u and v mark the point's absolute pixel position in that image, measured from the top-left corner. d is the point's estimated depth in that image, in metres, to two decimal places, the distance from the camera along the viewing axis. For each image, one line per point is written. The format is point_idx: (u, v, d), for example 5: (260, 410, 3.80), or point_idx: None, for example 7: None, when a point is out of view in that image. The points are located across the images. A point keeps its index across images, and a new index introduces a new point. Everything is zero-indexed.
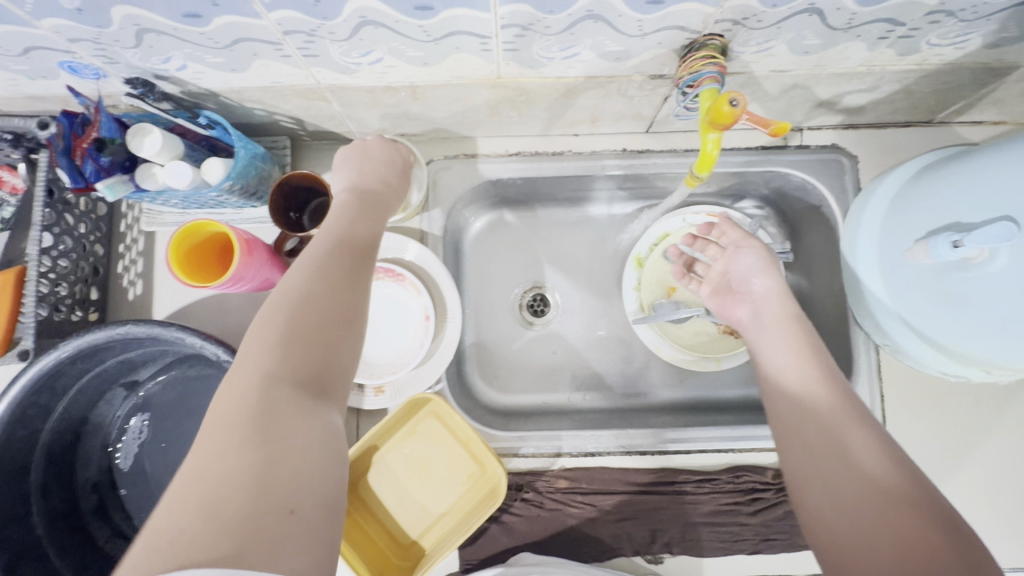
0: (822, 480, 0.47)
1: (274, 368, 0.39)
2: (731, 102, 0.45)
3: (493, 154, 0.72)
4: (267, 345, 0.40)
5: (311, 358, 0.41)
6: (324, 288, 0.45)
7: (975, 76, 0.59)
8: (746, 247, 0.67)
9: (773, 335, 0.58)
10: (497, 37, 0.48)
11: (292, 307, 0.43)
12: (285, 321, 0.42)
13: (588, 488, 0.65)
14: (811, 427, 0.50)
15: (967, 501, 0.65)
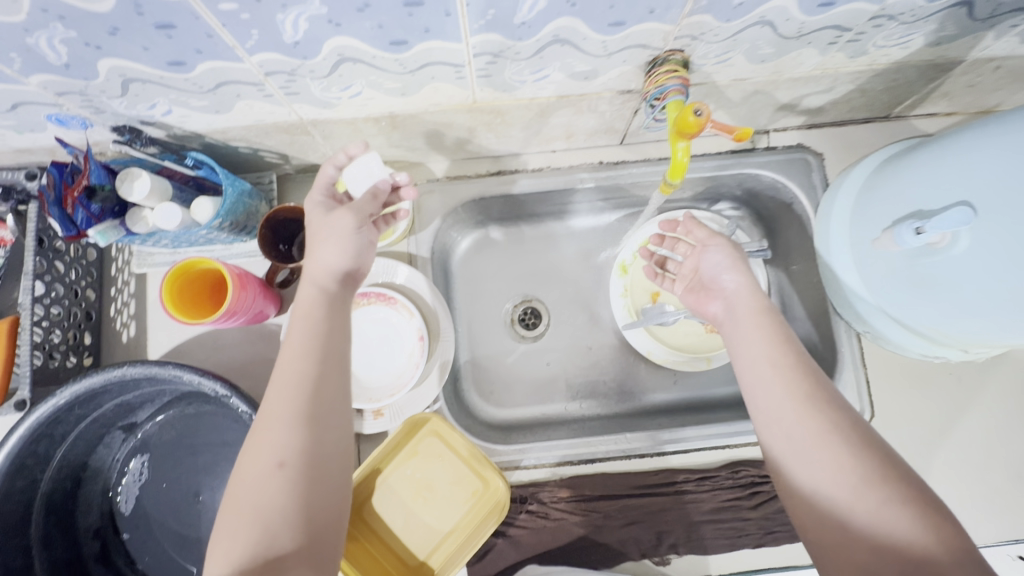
0: (812, 501, 0.47)
1: (228, 566, 0.42)
2: (697, 112, 0.48)
3: (474, 174, 0.74)
4: (223, 540, 0.43)
5: (257, 537, 0.43)
6: (255, 451, 0.46)
7: (922, 73, 0.62)
8: (714, 244, 0.63)
9: (748, 336, 0.56)
10: (470, 65, 0.50)
11: (234, 493, 0.45)
12: (232, 506, 0.44)
13: (591, 495, 0.66)
14: (799, 438, 0.48)
15: (958, 478, 0.67)
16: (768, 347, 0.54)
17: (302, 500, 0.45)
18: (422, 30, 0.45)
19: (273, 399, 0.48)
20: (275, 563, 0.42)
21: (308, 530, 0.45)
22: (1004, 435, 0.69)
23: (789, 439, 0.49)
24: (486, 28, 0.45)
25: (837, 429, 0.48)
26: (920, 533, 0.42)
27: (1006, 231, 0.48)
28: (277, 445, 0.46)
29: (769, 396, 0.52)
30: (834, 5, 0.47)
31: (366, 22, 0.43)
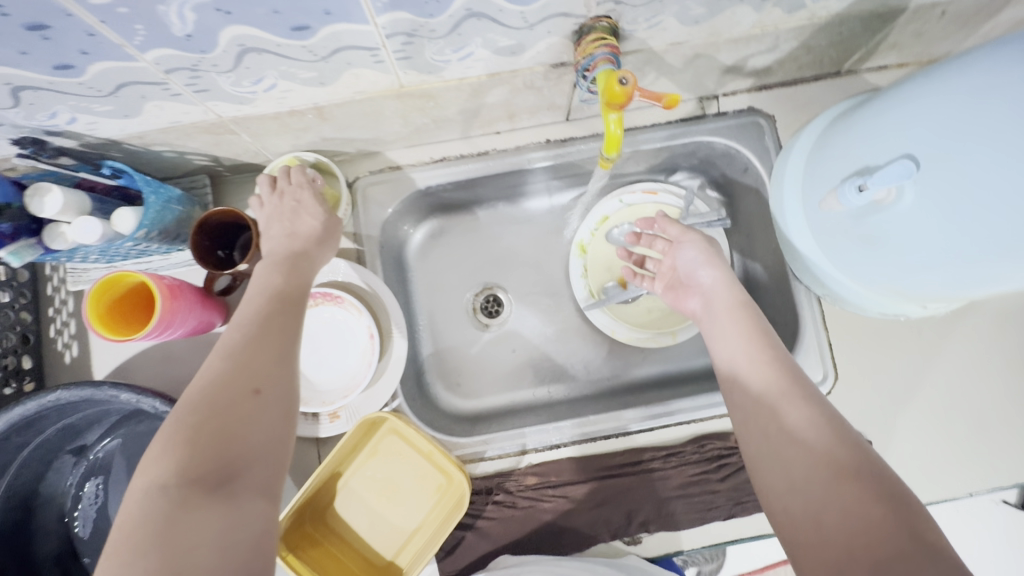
0: (787, 494, 0.44)
1: (174, 471, 0.37)
2: (623, 80, 0.46)
3: (418, 163, 0.71)
4: (170, 440, 0.39)
5: (214, 451, 0.39)
6: (224, 366, 0.42)
7: (866, 23, 0.60)
8: (688, 241, 0.63)
9: (726, 330, 0.56)
10: (385, 47, 0.48)
11: (190, 399, 0.41)
12: (187, 410, 0.40)
13: (558, 480, 0.65)
14: (775, 433, 0.47)
15: (924, 434, 0.67)
16: (744, 342, 0.54)
17: (268, 431, 0.42)
18: (322, 13, 0.42)
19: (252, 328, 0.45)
20: (230, 483, 0.39)
21: (266, 456, 0.41)
22: (968, 387, 0.68)
23: (769, 433, 0.48)
24: (391, 6, 0.42)
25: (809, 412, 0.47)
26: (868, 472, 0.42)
27: (949, 182, 0.46)
28: (257, 369, 0.43)
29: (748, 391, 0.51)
30: None
31: (258, 7, 0.40)
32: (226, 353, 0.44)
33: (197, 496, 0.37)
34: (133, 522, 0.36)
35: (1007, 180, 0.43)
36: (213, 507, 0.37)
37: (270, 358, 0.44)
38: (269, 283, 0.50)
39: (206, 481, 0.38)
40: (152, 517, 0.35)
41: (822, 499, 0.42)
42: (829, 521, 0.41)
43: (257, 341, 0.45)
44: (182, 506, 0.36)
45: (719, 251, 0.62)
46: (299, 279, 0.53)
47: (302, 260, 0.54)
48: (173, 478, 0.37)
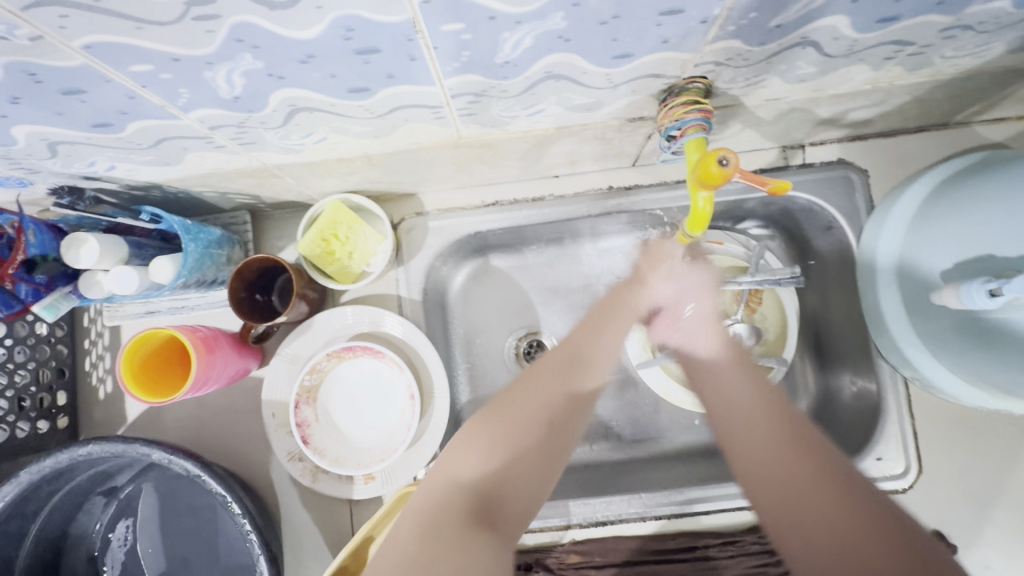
0: (761, 481, 0.42)
1: (481, 473, 0.43)
2: (722, 160, 0.39)
3: (468, 206, 0.67)
4: (476, 444, 0.45)
5: (515, 469, 0.44)
6: (557, 384, 0.48)
7: (996, 80, 0.52)
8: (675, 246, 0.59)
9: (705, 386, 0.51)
10: (449, 105, 0.43)
11: (512, 404, 0.47)
12: (516, 413, 0.46)
13: (602, 561, 0.61)
14: (746, 419, 0.46)
15: (1016, 541, 0.60)
16: (710, 339, 0.54)
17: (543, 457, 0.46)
18: (384, 76, 0.37)
19: (576, 361, 0.50)
20: (503, 514, 0.43)
21: (519, 499, 0.44)
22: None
23: (738, 415, 0.46)
24: (462, 70, 0.37)
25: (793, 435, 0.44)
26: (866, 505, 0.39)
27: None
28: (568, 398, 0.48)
29: (721, 380, 0.50)
30: (896, 19, 0.38)
31: (314, 72, 0.35)
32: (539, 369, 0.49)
33: (446, 517, 0.41)
34: (429, 511, 0.41)
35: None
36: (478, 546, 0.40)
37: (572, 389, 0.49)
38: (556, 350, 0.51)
39: (484, 503, 0.42)
40: (450, 509, 0.41)
41: (790, 479, 0.41)
42: (812, 511, 0.39)
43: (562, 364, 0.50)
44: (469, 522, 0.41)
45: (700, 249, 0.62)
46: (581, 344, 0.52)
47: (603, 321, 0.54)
48: (484, 479, 0.43)
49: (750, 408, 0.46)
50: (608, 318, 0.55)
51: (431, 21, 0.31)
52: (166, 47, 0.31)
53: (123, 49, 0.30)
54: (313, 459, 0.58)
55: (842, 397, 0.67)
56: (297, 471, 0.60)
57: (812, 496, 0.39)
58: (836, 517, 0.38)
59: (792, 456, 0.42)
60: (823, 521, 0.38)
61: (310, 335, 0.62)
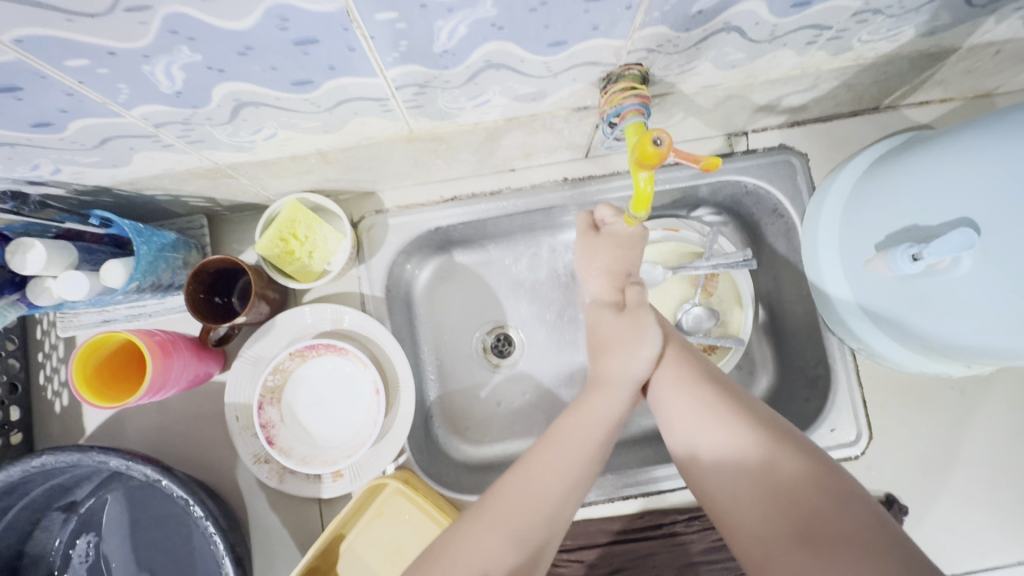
0: (748, 531, 0.42)
1: (470, 564, 0.41)
2: (657, 140, 0.41)
3: (427, 202, 0.67)
4: (469, 533, 0.43)
5: (540, 536, 0.43)
6: (539, 468, 0.46)
7: (914, 62, 0.56)
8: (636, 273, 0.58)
9: (678, 408, 0.50)
10: (395, 98, 0.44)
11: (494, 502, 0.45)
12: (518, 498, 0.45)
13: (572, 545, 0.62)
14: (742, 498, 0.44)
15: (962, 497, 0.63)
16: (703, 420, 0.48)
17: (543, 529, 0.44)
18: (326, 68, 0.38)
19: (552, 451, 0.47)
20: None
21: None
22: (1008, 444, 0.65)
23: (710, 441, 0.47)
24: (402, 60, 0.38)
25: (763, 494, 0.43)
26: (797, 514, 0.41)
27: (1013, 261, 0.42)
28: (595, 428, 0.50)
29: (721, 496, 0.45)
30: (810, 4, 0.40)
31: (255, 64, 0.36)
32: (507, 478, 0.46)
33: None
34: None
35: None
36: None
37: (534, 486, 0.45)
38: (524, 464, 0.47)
39: None
40: None
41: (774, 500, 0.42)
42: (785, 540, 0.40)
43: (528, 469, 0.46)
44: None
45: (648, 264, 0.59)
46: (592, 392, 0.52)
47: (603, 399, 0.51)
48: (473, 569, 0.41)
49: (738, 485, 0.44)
50: (571, 415, 0.51)
51: (365, 10, 0.32)
52: (100, 40, 0.31)
53: (57, 43, 0.31)
54: (279, 460, 0.58)
55: (796, 371, 0.70)
56: (264, 473, 0.60)
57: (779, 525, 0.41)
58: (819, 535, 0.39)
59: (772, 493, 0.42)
60: (791, 537, 0.40)
61: (272, 336, 0.62)
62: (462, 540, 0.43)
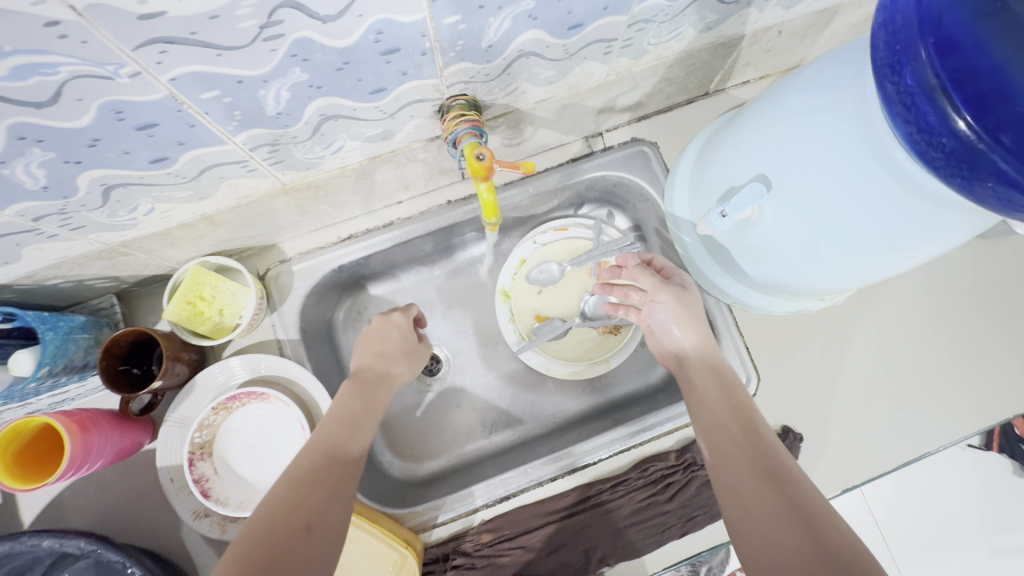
0: (741, 508, 0.45)
1: (287, 514, 0.43)
2: (480, 156, 0.50)
3: (326, 244, 0.72)
4: (291, 490, 0.45)
5: (338, 493, 0.47)
6: (329, 433, 0.51)
7: (713, 52, 0.65)
8: (683, 322, 0.60)
9: (704, 395, 0.55)
10: (254, 158, 0.49)
11: (298, 467, 0.48)
12: (311, 460, 0.48)
13: (512, 533, 0.65)
14: (743, 476, 0.47)
15: (850, 415, 0.71)
16: (730, 411, 0.52)
17: (341, 468, 0.48)
18: (176, 144, 0.43)
19: (336, 417, 0.53)
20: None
21: (325, 554, 0.43)
22: (879, 361, 0.73)
23: (713, 430, 0.52)
24: (243, 126, 0.44)
25: (766, 487, 0.45)
26: (788, 522, 0.42)
27: (810, 204, 0.49)
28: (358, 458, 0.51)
29: (730, 464, 0.48)
30: (583, 26, 0.48)
31: (108, 152, 0.41)
32: (315, 447, 0.50)
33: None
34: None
35: (868, 187, 0.45)
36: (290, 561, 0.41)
37: (331, 446, 0.50)
38: (319, 437, 0.51)
39: (296, 540, 0.42)
40: (263, 547, 0.41)
41: (758, 497, 0.45)
42: (776, 529, 0.42)
43: (325, 439, 0.51)
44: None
45: (699, 316, 0.61)
46: (348, 415, 0.54)
47: (355, 410, 0.55)
48: (278, 526, 0.42)
49: (748, 468, 0.47)
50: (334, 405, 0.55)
51: (189, 92, 0.38)
52: None
53: None
54: (217, 511, 0.60)
55: None
56: (206, 527, 0.62)
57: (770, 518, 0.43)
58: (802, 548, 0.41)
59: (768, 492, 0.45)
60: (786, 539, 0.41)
61: (195, 396, 0.65)
62: (275, 501, 0.44)
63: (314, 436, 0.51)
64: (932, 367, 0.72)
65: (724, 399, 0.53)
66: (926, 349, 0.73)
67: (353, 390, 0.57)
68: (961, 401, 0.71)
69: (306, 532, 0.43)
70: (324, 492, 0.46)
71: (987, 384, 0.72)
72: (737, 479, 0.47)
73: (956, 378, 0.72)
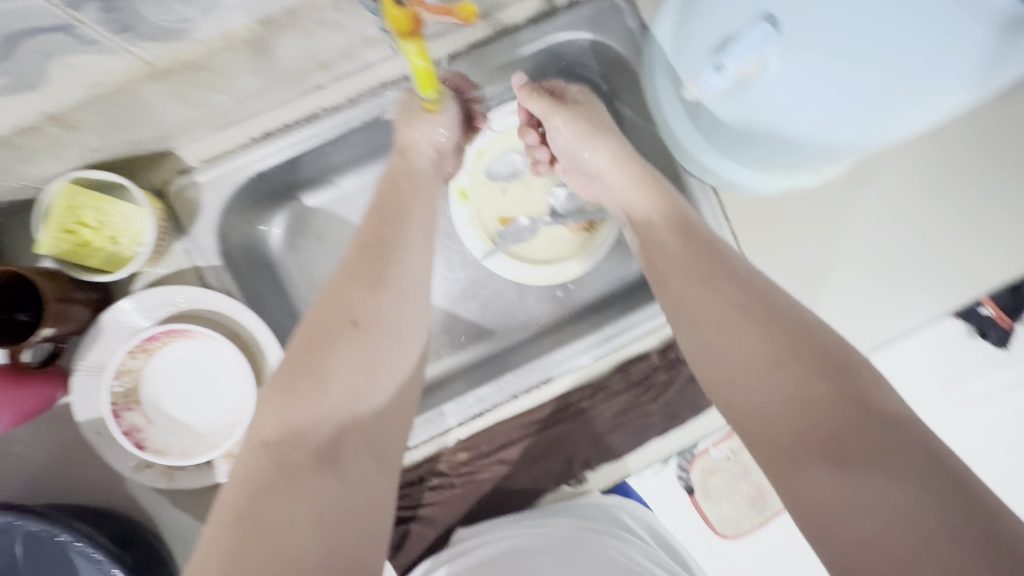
0: (799, 459, 0.39)
1: (328, 316, 0.47)
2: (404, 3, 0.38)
3: (235, 147, 0.59)
4: (335, 298, 0.48)
5: (378, 298, 0.49)
6: (370, 231, 0.53)
7: None
8: (585, 142, 0.61)
9: (704, 305, 0.47)
10: (81, 20, 0.36)
11: (348, 271, 0.50)
12: (360, 265, 0.50)
13: (490, 449, 0.62)
14: (795, 447, 0.39)
15: (846, 296, 0.65)
16: (748, 333, 0.44)
17: (384, 273, 0.50)
18: None
19: (379, 220, 0.54)
20: (291, 487, 0.40)
21: (369, 352, 0.47)
22: (887, 236, 0.65)
23: (744, 388, 0.43)
24: None
25: (822, 459, 0.38)
26: (885, 530, 0.34)
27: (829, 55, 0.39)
28: (383, 309, 0.49)
29: (761, 407, 0.42)
30: None
31: None
32: (361, 249, 0.52)
33: (267, 476, 0.41)
34: (243, 482, 0.41)
35: (899, 26, 0.35)
36: (325, 360, 0.45)
37: (376, 245, 0.52)
38: (365, 234, 0.53)
39: (327, 343, 0.46)
40: (307, 345, 0.46)
41: (832, 493, 0.37)
42: (833, 493, 0.36)
43: (367, 243, 0.52)
44: (259, 505, 0.39)
45: (598, 120, 0.61)
46: (353, 272, 0.50)
47: (390, 220, 0.54)
48: (326, 326, 0.47)
49: (783, 431, 0.40)
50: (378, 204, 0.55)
51: None
52: None
53: None
54: (156, 462, 0.54)
55: None
56: (150, 479, 0.55)
57: (839, 488, 0.36)
58: (903, 558, 0.33)
59: (835, 485, 0.37)
60: (880, 534, 0.34)
61: (105, 339, 0.56)
62: (324, 302, 0.48)
63: (358, 236, 0.53)
64: (952, 243, 0.64)
65: (723, 336, 0.45)
66: (944, 221, 0.64)
67: (360, 245, 0.52)
68: (969, 273, 0.64)
69: (355, 325, 0.47)
70: (368, 297, 0.49)
71: (1008, 255, 0.64)
72: (792, 424, 0.40)
73: (975, 250, 0.64)
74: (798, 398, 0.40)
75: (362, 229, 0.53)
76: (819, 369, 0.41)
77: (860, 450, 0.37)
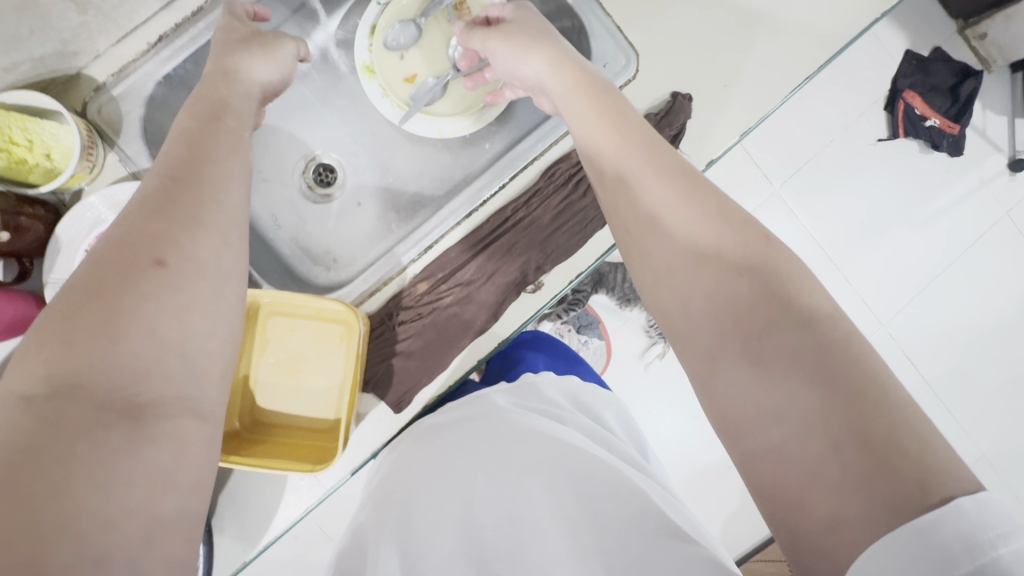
0: (724, 374, 0.33)
1: (118, 251, 0.34)
2: None
3: (137, 55, 0.63)
4: (131, 236, 0.35)
5: (193, 227, 0.36)
6: (183, 152, 0.40)
7: None
8: (522, 53, 0.55)
9: (658, 201, 0.40)
10: None
11: (154, 197, 0.37)
12: (175, 185, 0.38)
13: (446, 274, 0.67)
14: (725, 347, 0.34)
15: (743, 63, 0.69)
16: (690, 220, 0.38)
17: (200, 202, 0.38)
18: None
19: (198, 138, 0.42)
20: (74, 437, 0.28)
21: (184, 291, 0.34)
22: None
23: (681, 279, 0.37)
24: None
25: (759, 369, 0.32)
26: (809, 454, 0.29)
27: None
28: (201, 247, 0.36)
29: (688, 303, 0.37)
30: None
31: None
32: (167, 174, 0.39)
33: (39, 431, 0.28)
34: None
35: None
36: (90, 328, 0.31)
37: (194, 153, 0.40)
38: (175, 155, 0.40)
39: (104, 296, 0.32)
40: (63, 314, 0.31)
41: (758, 407, 0.31)
42: (765, 409, 0.31)
43: (189, 159, 0.40)
44: (36, 452, 0.27)
45: (534, 38, 0.55)
46: (156, 202, 0.36)
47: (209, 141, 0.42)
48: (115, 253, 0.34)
49: (715, 329, 0.35)
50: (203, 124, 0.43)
51: None
52: None
53: None
54: None
55: None
56: None
57: (766, 405, 0.31)
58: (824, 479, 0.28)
59: (769, 395, 0.31)
60: (810, 462, 0.29)
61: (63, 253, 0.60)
62: (118, 230, 0.36)
63: (164, 157, 0.40)
64: None
65: (674, 220, 0.39)
66: None
67: (167, 173, 0.39)
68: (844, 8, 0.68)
69: (158, 263, 0.34)
70: (182, 230, 0.36)
71: None
72: (716, 320, 0.35)
73: None
74: (730, 301, 0.35)
75: (173, 149, 0.41)
76: (765, 282, 0.34)
77: (798, 360, 0.31)
